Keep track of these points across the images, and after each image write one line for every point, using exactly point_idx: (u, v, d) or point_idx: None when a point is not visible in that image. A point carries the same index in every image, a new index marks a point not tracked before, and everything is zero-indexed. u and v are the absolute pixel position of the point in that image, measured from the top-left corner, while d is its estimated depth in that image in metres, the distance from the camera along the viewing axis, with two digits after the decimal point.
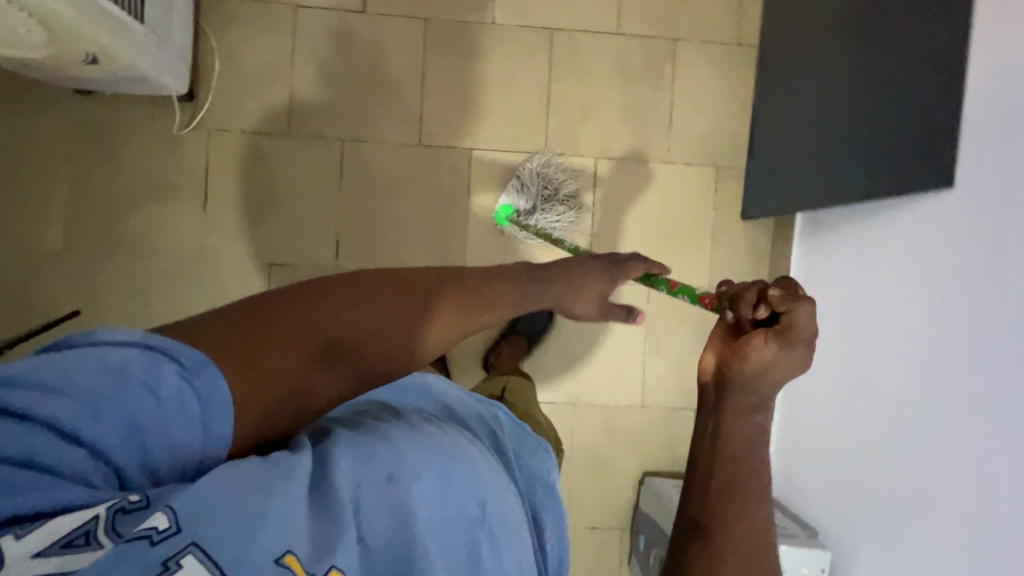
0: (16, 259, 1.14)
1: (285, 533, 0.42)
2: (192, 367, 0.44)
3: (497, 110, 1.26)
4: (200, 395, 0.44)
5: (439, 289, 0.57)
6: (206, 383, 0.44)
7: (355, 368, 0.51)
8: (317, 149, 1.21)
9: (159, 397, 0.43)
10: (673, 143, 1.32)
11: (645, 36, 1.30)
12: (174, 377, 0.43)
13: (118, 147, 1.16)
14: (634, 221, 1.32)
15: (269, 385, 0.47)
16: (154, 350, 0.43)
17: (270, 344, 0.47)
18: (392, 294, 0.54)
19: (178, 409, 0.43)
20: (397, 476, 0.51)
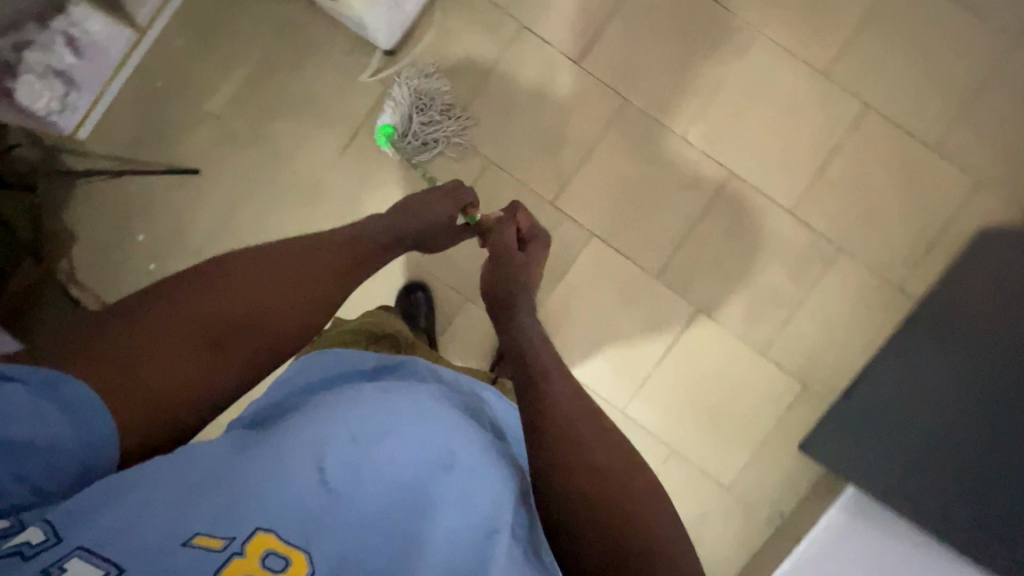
0: (183, 101, 1.26)
1: (202, 520, 0.49)
2: (44, 383, 0.53)
3: (635, 213, 1.22)
4: (60, 400, 0.53)
5: (291, 258, 0.75)
6: (69, 391, 0.54)
7: (234, 341, 0.66)
8: (462, 155, 1.24)
9: (15, 412, 0.51)
10: (781, 341, 1.21)
11: (815, 230, 1.21)
12: (28, 393, 0.52)
13: (309, 60, 1.24)
14: (696, 387, 1.23)
15: (150, 385, 0.58)
16: (1, 379, 0.52)
17: (137, 341, 0.59)
18: (219, 283, 0.68)
19: (40, 419, 0.52)
20: (357, 438, 0.57)
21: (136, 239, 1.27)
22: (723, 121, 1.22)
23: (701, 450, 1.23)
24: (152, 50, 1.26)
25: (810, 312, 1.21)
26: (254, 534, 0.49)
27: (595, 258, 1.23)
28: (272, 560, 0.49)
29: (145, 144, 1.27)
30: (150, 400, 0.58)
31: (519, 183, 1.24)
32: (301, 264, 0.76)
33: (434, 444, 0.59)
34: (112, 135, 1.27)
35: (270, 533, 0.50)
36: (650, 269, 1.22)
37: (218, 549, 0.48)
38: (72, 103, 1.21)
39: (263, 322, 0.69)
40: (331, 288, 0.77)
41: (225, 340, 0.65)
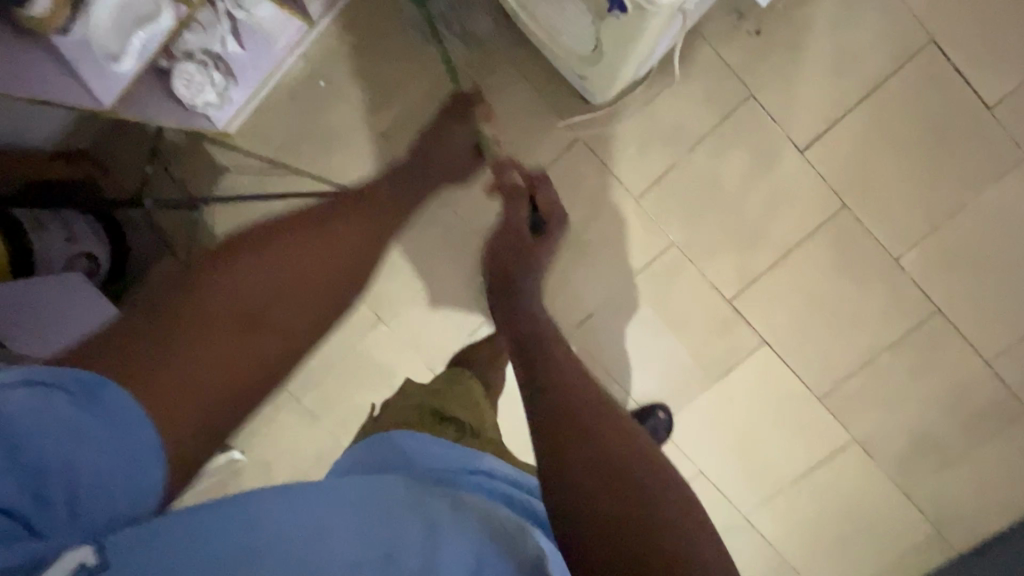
0: (347, 110, 1.13)
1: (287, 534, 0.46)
2: (82, 394, 0.48)
3: (818, 330, 1.12)
4: (98, 414, 0.48)
5: (289, 234, 0.75)
6: (105, 399, 0.49)
7: (253, 324, 0.63)
8: (644, 229, 1.12)
9: (53, 432, 0.46)
10: (931, 486, 1.16)
11: (1011, 385, 1.10)
12: (70, 408, 0.47)
13: (495, 90, 1.09)
14: (828, 511, 1.19)
15: (189, 383, 0.54)
16: (41, 392, 0.46)
17: (170, 330, 0.56)
18: (245, 263, 0.68)
19: (80, 436, 0.47)
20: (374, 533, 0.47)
21: None
22: (949, 250, 1.07)
23: (816, 568, 1.22)
24: (323, 44, 1.11)
25: (971, 467, 1.14)
26: None
27: (762, 366, 1.15)
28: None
29: (299, 148, 1.15)
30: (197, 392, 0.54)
31: (699, 272, 1.13)
32: (300, 246, 0.75)
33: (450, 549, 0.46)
34: (264, 131, 1.15)
35: None
36: (816, 389, 1.15)
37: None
38: (229, 96, 1.08)
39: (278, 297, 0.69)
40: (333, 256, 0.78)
41: (260, 316, 0.64)
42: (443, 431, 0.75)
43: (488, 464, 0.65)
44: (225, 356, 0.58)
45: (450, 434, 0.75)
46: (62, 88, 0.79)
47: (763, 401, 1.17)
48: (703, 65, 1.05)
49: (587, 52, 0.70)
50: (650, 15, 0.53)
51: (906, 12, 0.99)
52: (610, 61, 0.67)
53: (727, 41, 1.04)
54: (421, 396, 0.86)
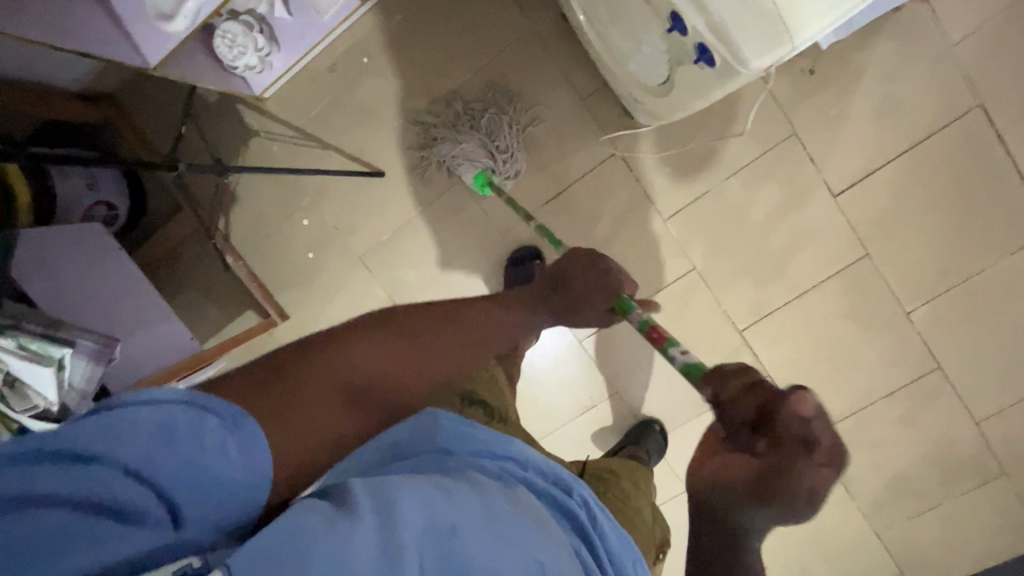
0: (386, 89, 1.11)
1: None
2: (231, 419, 0.45)
3: (820, 371, 1.15)
4: (242, 440, 0.45)
5: (441, 322, 0.65)
6: (246, 432, 0.46)
7: (369, 404, 0.57)
8: (670, 252, 1.12)
9: (207, 445, 0.43)
10: (901, 530, 1.21)
11: (992, 445, 1.15)
12: (216, 430, 0.44)
13: (540, 92, 1.08)
14: (801, 541, 1.24)
15: (291, 444, 0.49)
16: (196, 406, 0.44)
17: (285, 399, 0.50)
18: (399, 338, 0.61)
19: (218, 451, 0.43)
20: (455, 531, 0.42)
21: (301, 222, 1.18)
22: (957, 311, 1.09)
23: None
24: (370, 18, 1.08)
25: (941, 516, 1.19)
26: None
27: None
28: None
29: (333, 121, 1.13)
30: (298, 442, 0.50)
31: (715, 300, 1.14)
32: (447, 346, 0.65)
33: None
34: (300, 100, 1.13)
35: None
36: None
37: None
38: (270, 61, 1.05)
39: (392, 382, 0.60)
40: (472, 346, 0.68)
41: (362, 399, 0.57)
42: (474, 414, 0.77)
43: (517, 451, 0.62)
44: (316, 433, 0.51)
45: (481, 417, 0.77)
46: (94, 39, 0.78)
47: None
48: (752, 97, 1.04)
49: (660, 48, 0.72)
50: (734, 74, 0.63)
51: (961, 71, 0.99)
52: (680, 51, 0.69)
53: (779, 75, 1.03)
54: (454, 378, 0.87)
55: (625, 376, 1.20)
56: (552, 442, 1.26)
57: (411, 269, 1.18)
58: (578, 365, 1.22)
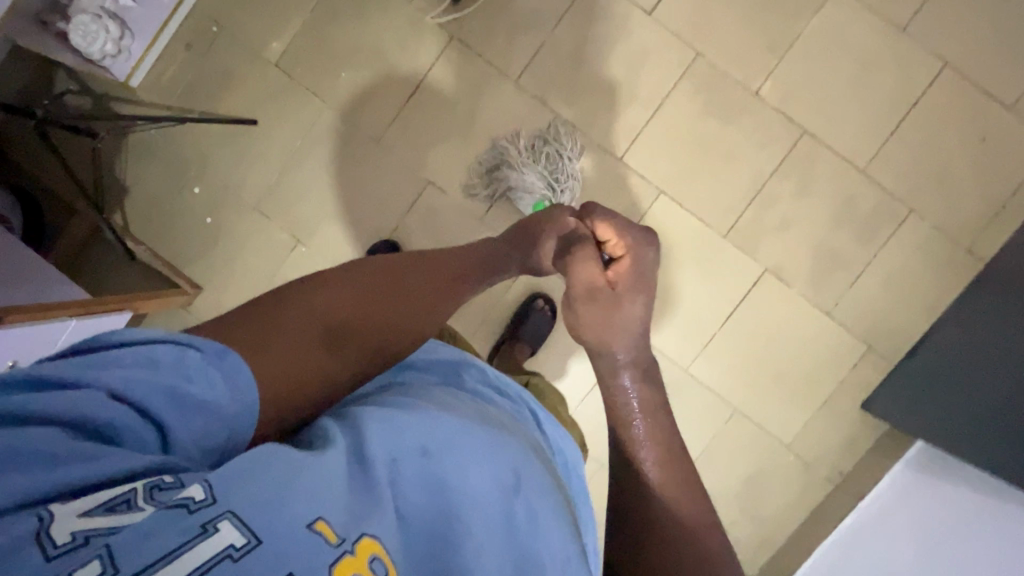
0: (237, 49, 1.23)
1: (318, 504, 0.39)
2: (214, 355, 0.47)
3: (705, 171, 1.20)
4: (228, 372, 0.47)
5: (399, 274, 0.67)
6: (230, 366, 0.48)
7: (342, 343, 0.58)
8: (531, 108, 1.21)
9: (192, 375, 0.45)
10: (847, 299, 1.21)
11: (887, 187, 1.19)
12: (201, 362, 0.46)
13: (371, 8, 1.21)
14: (760, 346, 1.22)
15: (278, 365, 0.51)
16: (177, 347, 0.45)
17: (263, 322, 0.53)
18: (372, 283, 0.64)
19: (206, 381, 0.45)
20: (430, 450, 0.46)
21: (192, 191, 1.24)
22: (798, 76, 1.18)
23: (765, 407, 1.23)
24: None
25: (878, 273, 1.20)
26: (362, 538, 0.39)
27: (666, 216, 1.21)
28: (380, 568, 0.38)
29: (198, 92, 1.23)
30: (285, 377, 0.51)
31: (587, 139, 1.21)
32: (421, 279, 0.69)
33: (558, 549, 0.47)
34: (165, 83, 1.23)
35: (377, 539, 0.39)
36: (719, 227, 1.21)
37: (332, 546, 0.37)
38: (127, 48, 1.14)
39: (369, 327, 0.61)
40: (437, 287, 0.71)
41: (339, 339, 0.58)
42: None
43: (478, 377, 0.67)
44: (300, 364, 0.53)
45: None
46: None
47: (675, 248, 1.22)
48: None
49: None
50: None
51: None
52: None
53: None
54: None
55: None
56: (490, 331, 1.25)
57: (303, 202, 1.23)
58: None
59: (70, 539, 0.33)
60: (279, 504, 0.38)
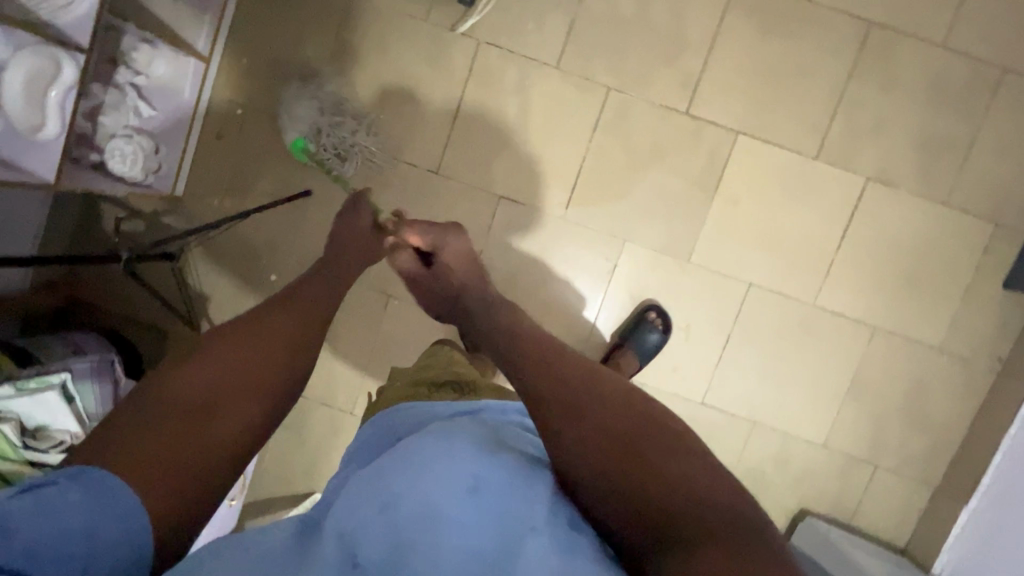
0: (268, 122, 1.18)
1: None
2: (70, 478, 0.48)
3: (780, 96, 1.13)
4: (87, 485, 0.48)
5: (246, 327, 0.68)
6: (94, 481, 0.49)
7: (219, 407, 0.59)
8: (581, 90, 1.14)
9: (48, 509, 0.45)
10: (962, 183, 1.14)
11: (976, 54, 1.11)
12: (58, 492, 0.47)
13: (388, 39, 1.14)
14: (882, 256, 1.17)
15: (160, 457, 0.52)
16: (26, 492, 0.46)
17: (129, 424, 0.54)
18: (232, 348, 0.65)
19: (74, 511, 0.46)
20: (385, 503, 0.51)
21: (270, 278, 1.20)
22: None
23: (904, 315, 1.18)
24: (221, 77, 1.16)
25: (987, 147, 1.13)
26: None
27: (750, 155, 1.15)
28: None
29: (242, 179, 1.19)
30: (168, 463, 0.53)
31: (647, 102, 1.14)
32: (277, 324, 0.71)
33: (524, 514, 0.51)
34: (208, 179, 1.19)
35: None
36: (808, 150, 1.14)
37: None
38: (162, 158, 1.11)
39: (237, 383, 0.62)
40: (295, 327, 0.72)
41: (215, 409, 0.59)
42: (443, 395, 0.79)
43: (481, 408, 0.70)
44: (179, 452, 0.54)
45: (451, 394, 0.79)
46: (10, 244, 1.04)
47: (769, 184, 1.16)
48: None
49: None
50: None
51: None
52: None
53: None
54: (408, 374, 0.89)
55: (622, 219, 1.17)
56: (605, 324, 1.21)
57: None
58: (574, 245, 1.19)
59: None
60: None
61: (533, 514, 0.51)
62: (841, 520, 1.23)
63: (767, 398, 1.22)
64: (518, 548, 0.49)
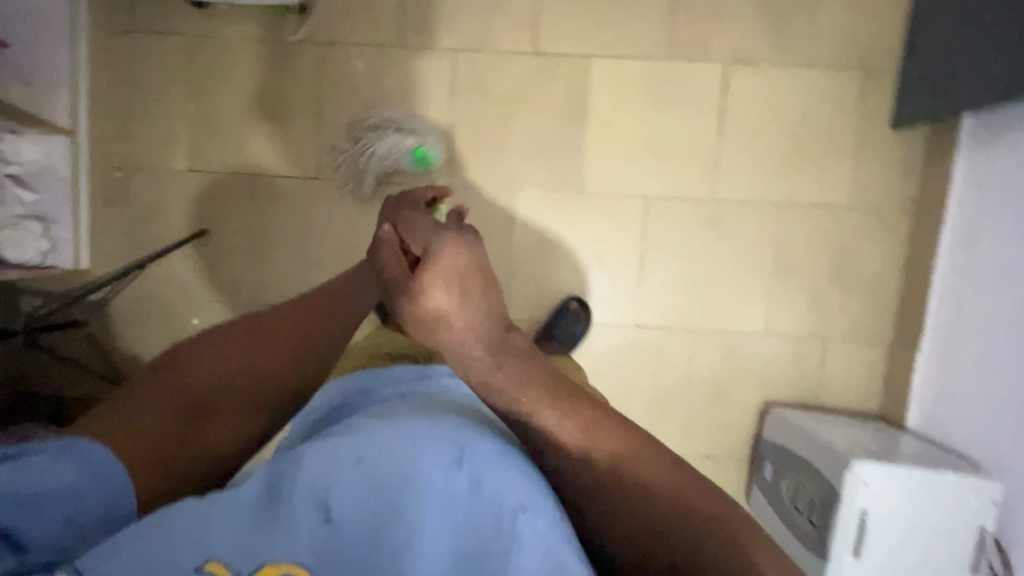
0: (149, 176, 1.21)
1: (206, 544, 0.43)
2: (57, 450, 0.48)
3: (619, 10, 1.15)
4: (73, 457, 0.48)
5: (263, 322, 0.69)
6: (82, 453, 0.49)
7: (216, 404, 0.62)
8: (429, 60, 1.17)
9: (44, 465, 0.46)
10: (819, 42, 1.14)
11: None
12: (45, 459, 0.47)
13: (237, 66, 1.18)
14: (765, 134, 1.17)
15: (152, 438, 0.55)
16: (14, 454, 0.46)
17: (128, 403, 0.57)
18: (243, 345, 0.66)
19: (55, 474, 0.46)
20: (364, 457, 0.47)
21: (192, 322, 1.23)
22: None
23: (803, 184, 1.17)
24: (93, 144, 1.19)
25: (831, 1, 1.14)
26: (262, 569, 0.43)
27: (608, 74, 1.16)
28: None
29: (139, 236, 1.22)
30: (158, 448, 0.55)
31: (495, 54, 1.16)
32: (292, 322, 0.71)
33: (508, 492, 0.49)
34: (107, 245, 1.22)
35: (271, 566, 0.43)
36: (662, 53, 1.15)
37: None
38: (56, 235, 1.15)
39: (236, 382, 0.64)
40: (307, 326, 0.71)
41: (210, 406, 0.61)
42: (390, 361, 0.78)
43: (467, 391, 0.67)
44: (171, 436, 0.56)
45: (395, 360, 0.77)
46: None
47: (634, 97, 1.17)
48: None
49: None
50: None
51: None
52: None
53: None
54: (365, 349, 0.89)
55: (505, 171, 1.19)
56: (519, 276, 1.21)
57: (289, 270, 1.22)
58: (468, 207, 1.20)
59: None
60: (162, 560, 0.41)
61: (520, 492, 0.49)
62: (808, 402, 1.21)
63: (700, 302, 1.20)
64: (503, 533, 0.47)
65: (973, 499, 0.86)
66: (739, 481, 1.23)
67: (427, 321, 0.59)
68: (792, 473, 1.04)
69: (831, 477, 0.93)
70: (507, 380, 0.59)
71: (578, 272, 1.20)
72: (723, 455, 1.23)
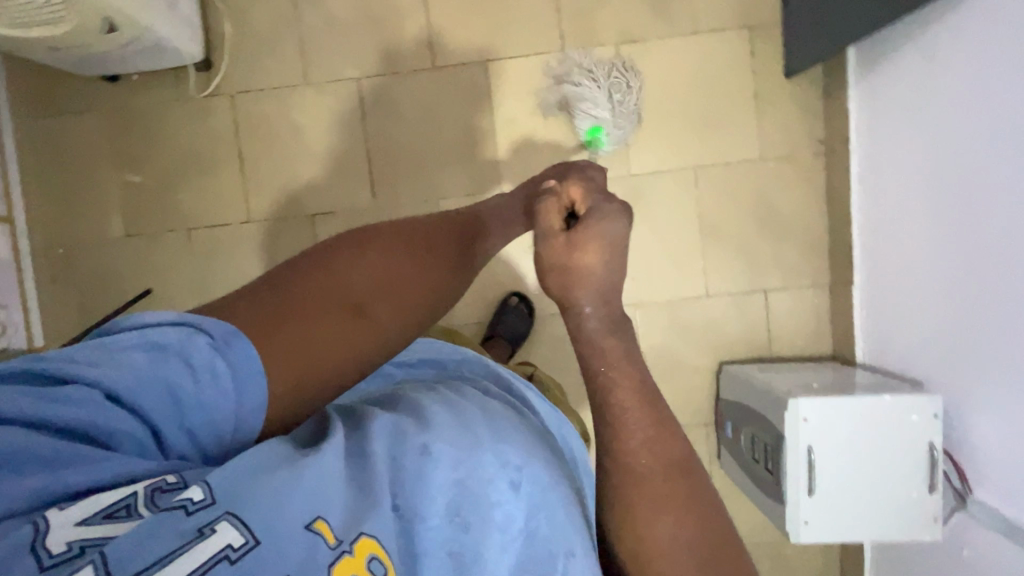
0: (90, 247, 1.25)
1: (317, 502, 0.38)
2: (222, 340, 0.44)
3: (506, 14, 1.20)
4: (239, 358, 0.44)
5: (433, 241, 0.59)
6: (237, 354, 0.44)
7: (369, 316, 0.52)
8: (337, 91, 1.22)
9: (198, 369, 0.42)
10: (700, 9, 1.19)
11: None
12: (208, 349, 0.43)
13: (157, 129, 1.23)
14: (667, 103, 1.20)
15: (295, 350, 0.47)
16: (185, 329, 0.43)
17: (289, 305, 0.48)
18: (404, 261, 0.56)
19: (212, 377, 0.43)
20: (431, 447, 0.44)
21: None
22: None
23: (714, 145, 1.20)
24: (32, 228, 1.24)
25: None
26: (361, 537, 0.37)
27: (508, 74, 1.21)
28: (380, 567, 0.37)
29: (88, 306, 1.25)
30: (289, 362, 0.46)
31: (397, 75, 1.21)
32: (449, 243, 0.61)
33: (565, 532, 0.45)
34: (58, 319, 1.26)
35: (374, 537, 0.38)
36: (553, 46, 1.20)
37: (331, 547, 0.36)
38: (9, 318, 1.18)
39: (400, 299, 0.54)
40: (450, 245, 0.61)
41: (362, 309, 0.51)
42: None
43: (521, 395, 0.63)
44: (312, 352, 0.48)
45: None
46: None
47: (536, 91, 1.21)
48: None
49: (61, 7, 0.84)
50: None
51: None
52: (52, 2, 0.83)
53: None
54: None
55: (427, 182, 1.22)
56: None
57: None
58: None
59: (66, 548, 0.32)
60: (267, 507, 0.36)
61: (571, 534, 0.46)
62: (761, 355, 1.22)
63: (637, 277, 1.22)
64: None
65: (915, 416, 0.85)
66: (710, 444, 1.23)
67: (570, 272, 0.51)
68: (748, 425, 1.04)
69: (777, 421, 0.93)
70: (617, 377, 0.50)
71: (514, 268, 1.23)
72: (690, 423, 1.23)
